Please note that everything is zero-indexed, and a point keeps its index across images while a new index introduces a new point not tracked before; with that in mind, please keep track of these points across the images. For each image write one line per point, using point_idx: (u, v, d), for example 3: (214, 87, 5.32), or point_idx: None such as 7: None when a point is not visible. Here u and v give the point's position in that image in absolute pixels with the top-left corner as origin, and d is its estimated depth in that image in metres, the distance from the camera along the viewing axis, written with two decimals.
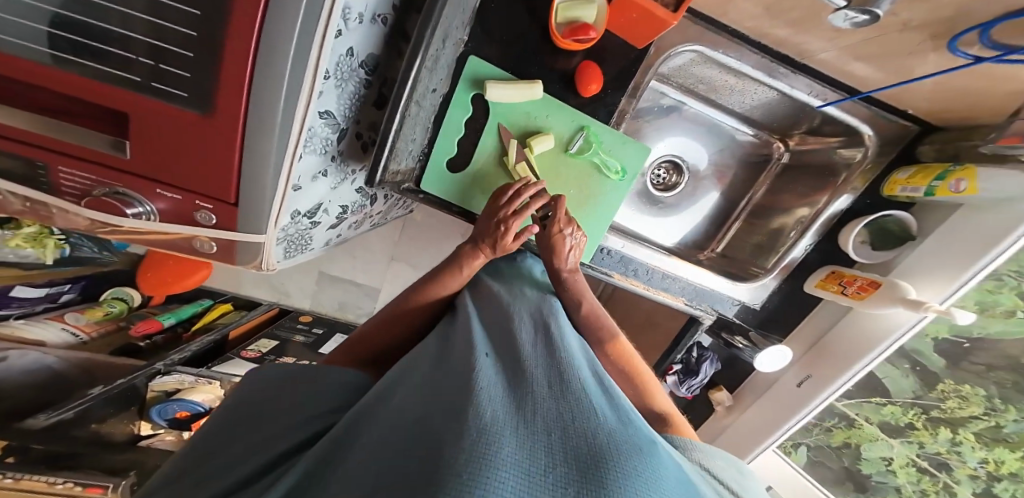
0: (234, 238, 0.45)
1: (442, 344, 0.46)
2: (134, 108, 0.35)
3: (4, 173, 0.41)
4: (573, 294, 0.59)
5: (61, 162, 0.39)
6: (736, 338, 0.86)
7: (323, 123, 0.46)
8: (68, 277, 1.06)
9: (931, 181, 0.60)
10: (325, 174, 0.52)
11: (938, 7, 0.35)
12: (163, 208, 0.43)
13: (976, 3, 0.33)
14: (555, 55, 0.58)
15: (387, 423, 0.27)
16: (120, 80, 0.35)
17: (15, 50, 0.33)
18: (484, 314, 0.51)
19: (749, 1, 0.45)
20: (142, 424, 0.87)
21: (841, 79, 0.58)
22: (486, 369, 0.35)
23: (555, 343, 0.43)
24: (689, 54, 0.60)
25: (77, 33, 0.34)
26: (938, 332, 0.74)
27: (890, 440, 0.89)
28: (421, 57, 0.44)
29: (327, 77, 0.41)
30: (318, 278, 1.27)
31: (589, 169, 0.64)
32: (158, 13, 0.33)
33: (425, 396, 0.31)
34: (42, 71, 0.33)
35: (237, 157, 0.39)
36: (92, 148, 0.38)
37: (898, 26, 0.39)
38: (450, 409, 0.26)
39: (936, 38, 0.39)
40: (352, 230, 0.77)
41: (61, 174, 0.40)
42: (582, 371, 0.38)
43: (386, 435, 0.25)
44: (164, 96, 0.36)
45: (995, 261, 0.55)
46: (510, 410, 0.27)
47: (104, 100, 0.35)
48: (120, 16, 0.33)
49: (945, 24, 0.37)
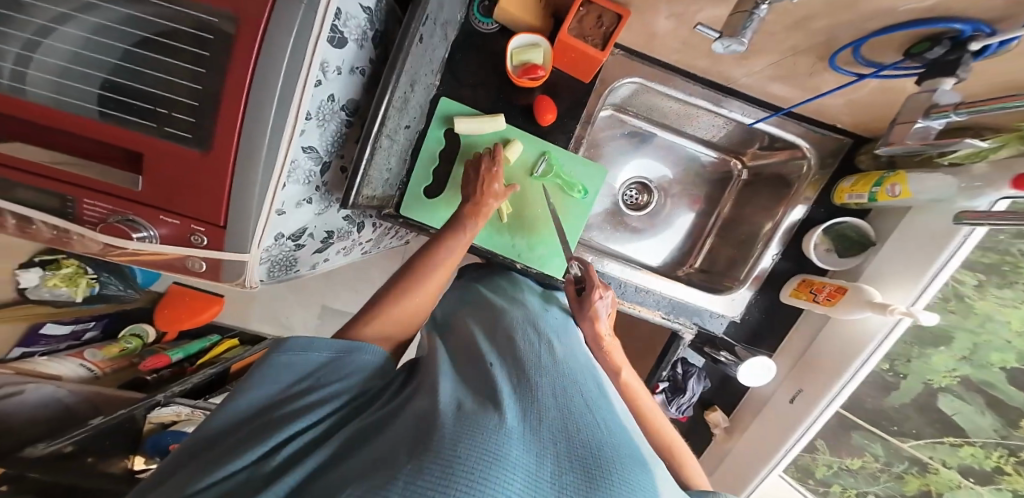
0: (221, 257, 0.51)
1: (450, 352, 0.49)
2: (149, 148, 0.43)
3: (41, 206, 0.48)
4: (609, 365, 0.57)
5: (86, 195, 0.46)
6: (719, 352, 0.82)
7: (307, 157, 0.54)
8: (93, 315, 1.16)
9: (871, 188, 0.64)
10: (309, 201, 0.59)
11: (811, 34, 0.44)
12: (164, 232, 0.50)
13: (835, 28, 0.41)
14: (515, 91, 0.66)
15: (396, 421, 0.31)
16: (143, 128, 0.44)
17: (67, 108, 0.42)
18: (488, 325, 0.55)
19: (669, 39, 0.56)
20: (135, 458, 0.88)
21: (767, 100, 0.66)
22: (494, 380, 0.39)
23: (557, 356, 0.47)
24: (632, 85, 0.68)
25: (115, 92, 0.44)
26: (1006, 363, 0.69)
27: (977, 488, 0.77)
28: (388, 98, 0.52)
29: (308, 118, 0.48)
30: (321, 312, 1.32)
31: (555, 190, 0.70)
32: (176, 73, 0.43)
33: (427, 397, 0.34)
34: (82, 121, 0.42)
35: (227, 186, 0.46)
36: (114, 182, 0.46)
37: (790, 52, 0.49)
38: (460, 412, 0.30)
39: (822, 60, 0.48)
40: (340, 255, 0.83)
41: (85, 206, 0.47)
42: (584, 387, 0.42)
43: (398, 431, 0.29)
44: (174, 138, 0.44)
45: (953, 260, 0.56)
46: (516, 418, 0.31)
47: (124, 142, 0.43)
48: (153, 79, 0.44)
49: (824, 48, 0.46)
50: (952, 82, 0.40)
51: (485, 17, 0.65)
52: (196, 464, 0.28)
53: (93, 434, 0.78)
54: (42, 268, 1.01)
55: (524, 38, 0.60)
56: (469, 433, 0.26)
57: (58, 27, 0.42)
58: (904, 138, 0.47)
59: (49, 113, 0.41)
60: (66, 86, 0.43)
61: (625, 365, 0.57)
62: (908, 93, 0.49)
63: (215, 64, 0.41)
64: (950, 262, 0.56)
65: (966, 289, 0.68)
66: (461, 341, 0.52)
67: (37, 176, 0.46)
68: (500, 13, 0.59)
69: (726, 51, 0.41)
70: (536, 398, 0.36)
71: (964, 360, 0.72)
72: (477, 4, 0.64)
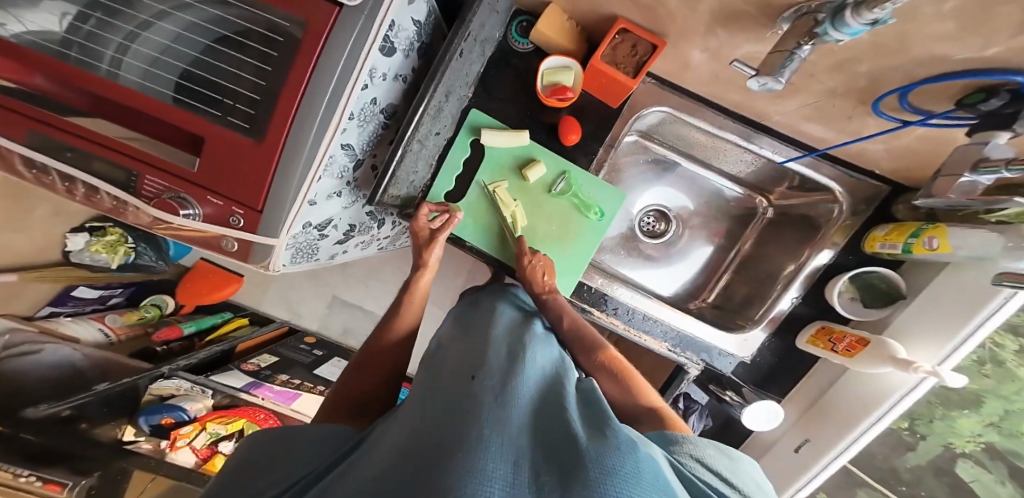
0: (253, 240, 0.53)
1: (421, 381, 0.46)
2: (209, 133, 0.47)
3: (106, 178, 0.51)
4: (555, 312, 0.64)
5: (148, 171, 0.50)
6: (725, 392, 0.80)
7: (344, 154, 0.56)
8: (123, 282, 1.21)
9: (907, 239, 0.61)
10: (339, 195, 0.62)
11: (853, 77, 0.44)
12: (207, 212, 0.52)
13: (880, 71, 0.41)
14: (543, 110, 0.68)
15: (352, 472, 0.28)
16: (209, 115, 0.48)
17: (148, 92, 0.46)
18: (468, 343, 0.52)
19: (702, 72, 0.57)
20: (126, 429, 0.93)
21: (799, 139, 0.65)
22: (469, 397, 0.36)
23: (539, 363, 0.47)
24: (660, 114, 0.68)
25: (191, 83, 0.48)
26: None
27: None
28: (424, 106, 0.56)
29: (351, 118, 0.51)
30: (331, 302, 1.37)
31: (570, 209, 0.70)
32: (247, 68, 0.47)
33: (396, 436, 0.31)
34: (158, 104, 0.46)
35: (271, 173, 0.48)
36: (174, 161, 0.50)
37: (828, 94, 0.48)
38: (440, 432, 0.29)
39: (863, 104, 0.48)
40: (358, 250, 0.86)
41: (146, 182, 0.50)
42: (564, 392, 0.41)
43: (377, 461, 0.27)
44: (235, 127, 0.48)
45: (986, 326, 0.53)
46: (498, 437, 0.29)
47: (189, 126, 0.47)
48: (223, 73, 0.48)
49: (867, 92, 0.45)
50: (1006, 136, 0.39)
51: (521, 37, 0.67)
52: None
53: (96, 399, 0.85)
54: (89, 233, 1.11)
55: (557, 59, 0.61)
56: (447, 458, 0.24)
57: (157, 22, 0.47)
58: (947, 193, 0.47)
59: (132, 96, 0.45)
60: (152, 73, 0.47)
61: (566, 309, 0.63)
62: (959, 143, 0.47)
63: (281, 64, 0.45)
64: (980, 329, 0.53)
65: (1005, 353, 0.64)
66: (436, 365, 0.49)
67: (106, 148, 0.49)
68: (535, 34, 0.61)
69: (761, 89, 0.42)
70: (516, 405, 0.35)
71: (993, 426, 0.71)
72: (515, 24, 0.66)
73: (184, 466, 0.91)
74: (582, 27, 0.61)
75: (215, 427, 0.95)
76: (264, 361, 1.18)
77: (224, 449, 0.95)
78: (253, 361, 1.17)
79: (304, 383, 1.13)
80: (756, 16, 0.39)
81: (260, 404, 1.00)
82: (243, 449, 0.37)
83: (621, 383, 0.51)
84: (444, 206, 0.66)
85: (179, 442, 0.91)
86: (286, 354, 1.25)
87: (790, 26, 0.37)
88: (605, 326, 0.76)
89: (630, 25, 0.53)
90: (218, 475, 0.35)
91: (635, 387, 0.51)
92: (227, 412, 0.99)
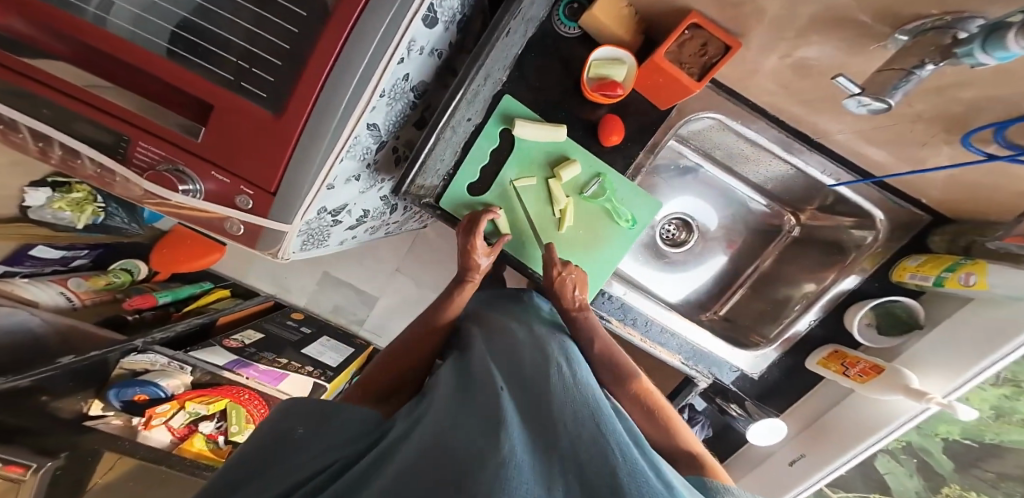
0: (262, 224, 0.48)
1: (454, 377, 0.49)
2: (217, 99, 0.40)
3: (91, 141, 0.44)
4: (586, 334, 0.64)
5: (140, 137, 0.42)
6: (730, 405, 0.86)
7: (369, 134, 0.50)
8: (89, 244, 1.08)
9: (940, 272, 0.65)
10: (357, 178, 0.57)
11: (951, 102, 0.43)
12: (211, 188, 0.46)
13: (990, 100, 0.40)
14: (582, 105, 0.63)
15: (393, 452, 0.33)
16: (219, 78, 0.41)
17: (140, 42, 0.39)
18: (498, 350, 0.55)
19: (768, 80, 0.54)
20: (92, 403, 0.85)
21: (854, 162, 0.64)
22: (500, 398, 0.39)
23: (569, 367, 0.49)
24: (709, 120, 0.65)
25: (196, 36, 0.40)
26: (949, 433, 0.84)
27: None
28: (463, 90, 0.53)
29: (382, 96, 0.45)
30: (321, 278, 1.34)
31: (600, 215, 0.68)
32: (260, 24, 0.40)
33: (433, 427, 0.35)
34: (152, 56, 0.38)
35: (288, 153, 0.42)
36: (168, 127, 0.42)
37: (910, 117, 0.47)
38: (473, 445, 0.30)
39: (947, 132, 0.47)
40: (368, 234, 0.81)
41: (138, 149, 0.43)
42: (596, 397, 0.41)
43: (411, 465, 0.29)
44: (248, 94, 0.41)
45: (998, 365, 0.61)
46: (527, 450, 0.31)
47: (192, 88, 0.39)
48: (229, 23, 0.40)
49: (957, 120, 0.44)
50: None
51: (569, 20, 0.60)
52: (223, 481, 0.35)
53: (60, 372, 0.76)
54: (51, 189, 0.99)
55: (609, 50, 0.56)
56: (479, 467, 0.26)
57: None
58: None
59: (120, 44, 0.37)
60: (148, 21, 0.39)
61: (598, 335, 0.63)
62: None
63: (311, 24, 0.38)
64: (990, 368, 0.62)
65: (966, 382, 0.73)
66: (467, 364, 0.52)
67: (86, 105, 0.40)
68: (588, 19, 0.55)
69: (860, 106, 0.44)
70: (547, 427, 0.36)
71: (917, 429, 0.85)
72: (564, 5, 0.60)
73: (160, 444, 0.87)
74: (640, 16, 0.56)
75: (195, 407, 0.90)
76: (248, 338, 1.12)
77: (205, 428, 0.91)
78: (236, 338, 1.11)
79: (292, 363, 1.08)
80: (896, 16, 0.35)
81: (243, 384, 0.95)
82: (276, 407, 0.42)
83: (658, 423, 0.51)
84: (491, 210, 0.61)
85: (155, 421, 0.86)
86: (272, 331, 1.19)
87: (911, 40, 0.37)
88: (623, 335, 0.78)
89: (703, 20, 0.48)
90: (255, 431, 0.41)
91: (667, 425, 0.51)
92: (209, 390, 0.93)
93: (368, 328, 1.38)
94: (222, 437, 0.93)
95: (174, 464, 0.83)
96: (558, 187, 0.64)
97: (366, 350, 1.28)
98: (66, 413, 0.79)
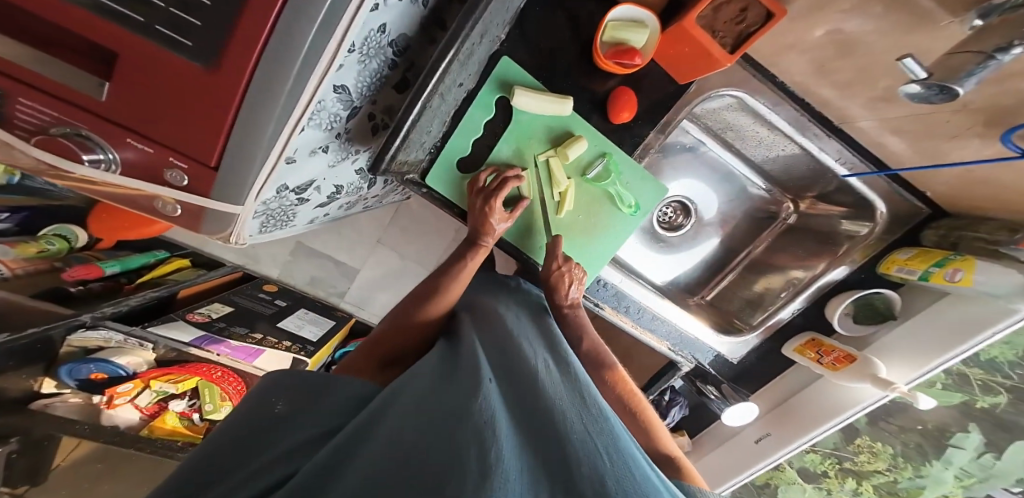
0: (206, 205, 0.40)
1: (439, 362, 0.48)
2: (121, 48, 0.29)
3: None
4: (575, 329, 0.65)
5: (20, 92, 0.32)
6: (707, 387, 0.91)
7: (336, 98, 0.41)
8: (6, 206, 0.93)
9: (928, 267, 0.65)
10: (325, 149, 0.49)
11: (1003, 94, 0.39)
12: (130, 159, 0.37)
13: None
14: (592, 76, 0.55)
15: (377, 436, 0.34)
16: (112, 13, 0.28)
17: None
18: (486, 334, 0.54)
19: (802, 56, 0.49)
20: (44, 380, 0.76)
21: (872, 153, 0.62)
22: (487, 396, 0.38)
23: (561, 365, 0.48)
24: (728, 98, 0.60)
25: None
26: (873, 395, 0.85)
27: (804, 485, 1.03)
28: (455, 51, 0.44)
29: (351, 51, 0.36)
30: (295, 248, 1.24)
31: (602, 198, 0.63)
32: None
33: (418, 419, 0.35)
34: None
35: (230, 124, 0.33)
36: (55, 82, 0.31)
37: (954, 107, 0.43)
38: (457, 454, 0.29)
39: (985, 126, 0.43)
40: (342, 209, 0.73)
41: (20, 105, 0.33)
42: (587, 398, 0.40)
43: (387, 476, 0.28)
44: (165, 41, 0.29)
45: (952, 360, 0.67)
46: (514, 450, 0.31)
47: (79, 29, 0.28)
48: None
49: (1001, 114, 0.41)
50: None
51: None
52: (173, 484, 0.34)
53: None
54: None
55: (629, 10, 0.48)
56: (465, 474, 0.26)
57: None
58: None
59: None
60: None
61: (591, 333, 0.65)
62: None
63: None
64: (947, 362, 0.67)
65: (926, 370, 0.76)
66: (454, 351, 0.50)
67: None
68: None
69: (921, 97, 0.39)
70: (536, 427, 0.35)
71: None
72: None
73: (129, 422, 0.81)
74: None
75: (162, 386, 0.83)
76: (216, 312, 1.04)
77: (177, 407, 0.85)
78: (202, 312, 1.02)
79: (267, 339, 1.02)
80: None
81: (216, 361, 0.88)
82: (244, 410, 0.43)
83: (639, 424, 0.52)
84: (516, 174, 0.55)
85: (118, 400, 0.79)
86: (243, 303, 1.12)
87: (991, 23, 0.32)
88: (614, 322, 0.77)
89: None
90: (224, 428, 0.41)
91: (648, 430, 0.51)
92: (175, 369, 0.86)
93: (348, 301, 1.32)
94: (196, 414, 0.87)
95: (144, 446, 0.76)
96: (553, 160, 0.57)
97: (349, 322, 1.22)
98: (13, 392, 0.70)
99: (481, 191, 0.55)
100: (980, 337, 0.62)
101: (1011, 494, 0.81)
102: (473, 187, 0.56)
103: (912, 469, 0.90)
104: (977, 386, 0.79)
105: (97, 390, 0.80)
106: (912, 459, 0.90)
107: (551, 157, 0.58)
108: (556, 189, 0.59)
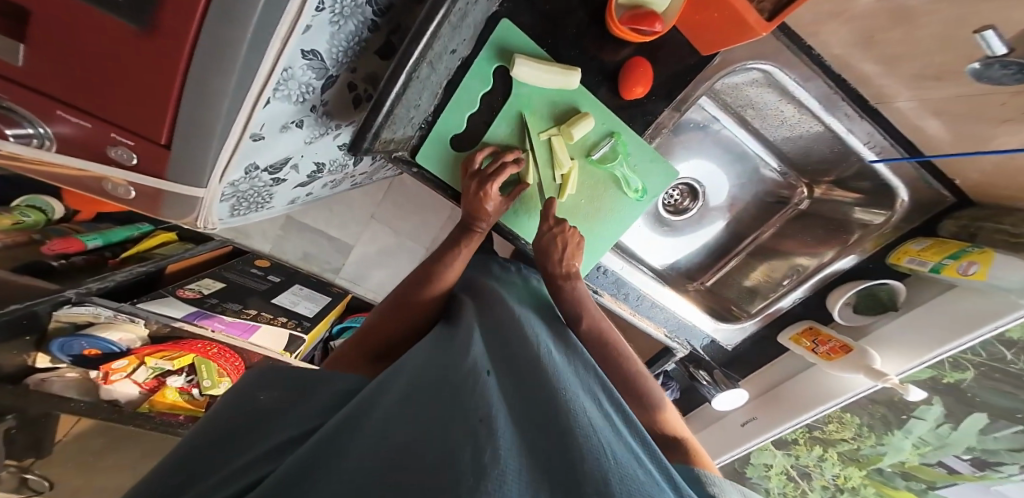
0: (161, 186, 0.36)
1: (435, 350, 0.46)
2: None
3: None
4: (574, 306, 0.59)
5: None
6: (699, 371, 0.89)
7: (305, 65, 0.36)
8: None
9: (942, 259, 0.62)
10: (298, 124, 0.43)
11: None
12: (66, 134, 0.33)
13: None
14: (605, 43, 0.48)
15: (366, 429, 0.32)
16: None
17: None
18: (484, 321, 0.51)
19: (847, 25, 0.43)
20: (37, 356, 0.73)
21: (904, 137, 0.57)
22: (485, 387, 0.35)
23: (563, 355, 0.45)
24: (755, 72, 0.55)
25: None
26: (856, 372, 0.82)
27: (776, 450, 1.04)
28: (445, 11, 0.38)
29: (319, 9, 0.30)
30: (284, 223, 1.12)
31: (607, 181, 0.59)
32: None
33: (410, 412, 0.33)
34: None
35: (175, 96, 0.28)
36: None
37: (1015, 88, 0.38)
38: (451, 452, 0.27)
39: None
40: (326, 188, 0.68)
41: None
42: (589, 392, 0.38)
43: (375, 472, 0.26)
44: None
45: (946, 353, 0.66)
46: (513, 448, 0.28)
47: None
48: None
49: None
50: None
51: None
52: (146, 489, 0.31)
53: None
54: None
55: None
56: (459, 471, 0.24)
57: None
58: None
59: None
60: None
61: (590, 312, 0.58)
62: None
63: None
64: (940, 355, 0.67)
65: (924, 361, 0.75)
66: (449, 337, 0.48)
67: None
68: None
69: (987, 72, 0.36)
70: (537, 421, 0.33)
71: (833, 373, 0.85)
72: None
73: (129, 397, 0.81)
74: None
75: (157, 362, 0.80)
76: (207, 287, 1.02)
77: (174, 382, 0.83)
78: (193, 288, 0.99)
79: (262, 314, 1.01)
80: None
81: (211, 338, 0.84)
82: (227, 405, 0.40)
83: (645, 403, 0.49)
84: (515, 159, 0.51)
85: (114, 376, 0.78)
86: (234, 279, 1.09)
87: None
88: (611, 309, 0.75)
89: None
90: (205, 426, 0.38)
91: (654, 411, 0.48)
92: (169, 345, 0.83)
93: (343, 276, 1.25)
94: (195, 389, 0.85)
95: (144, 422, 0.76)
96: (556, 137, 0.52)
97: (345, 299, 1.20)
98: (8, 369, 0.69)
99: (476, 173, 0.50)
100: (982, 330, 0.60)
101: (960, 460, 0.81)
102: (467, 168, 0.51)
103: (876, 437, 0.90)
104: (946, 362, 0.74)
105: (91, 366, 0.78)
106: (875, 428, 0.89)
107: (552, 134, 0.52)
108: (557, 170, 0.55)
